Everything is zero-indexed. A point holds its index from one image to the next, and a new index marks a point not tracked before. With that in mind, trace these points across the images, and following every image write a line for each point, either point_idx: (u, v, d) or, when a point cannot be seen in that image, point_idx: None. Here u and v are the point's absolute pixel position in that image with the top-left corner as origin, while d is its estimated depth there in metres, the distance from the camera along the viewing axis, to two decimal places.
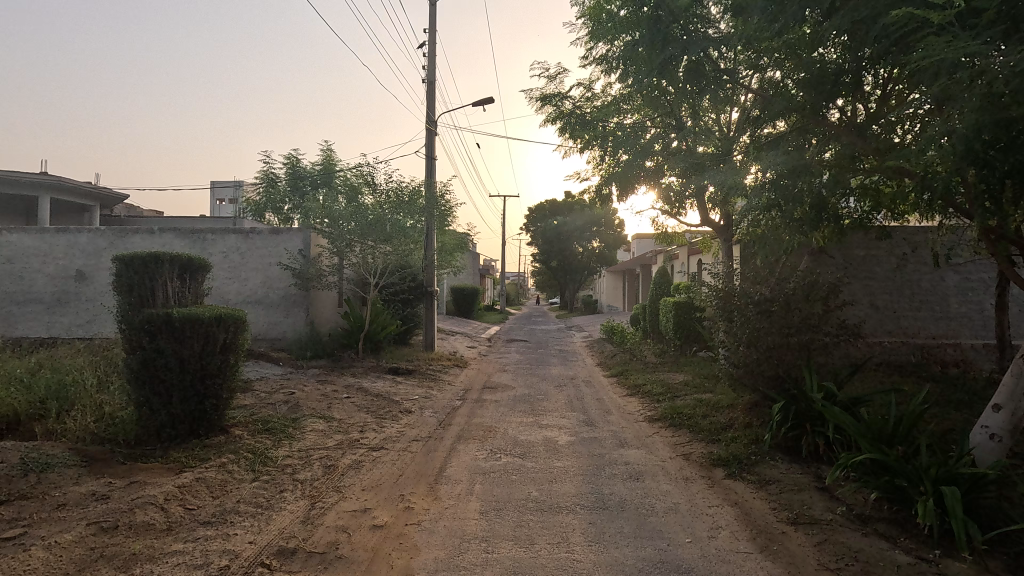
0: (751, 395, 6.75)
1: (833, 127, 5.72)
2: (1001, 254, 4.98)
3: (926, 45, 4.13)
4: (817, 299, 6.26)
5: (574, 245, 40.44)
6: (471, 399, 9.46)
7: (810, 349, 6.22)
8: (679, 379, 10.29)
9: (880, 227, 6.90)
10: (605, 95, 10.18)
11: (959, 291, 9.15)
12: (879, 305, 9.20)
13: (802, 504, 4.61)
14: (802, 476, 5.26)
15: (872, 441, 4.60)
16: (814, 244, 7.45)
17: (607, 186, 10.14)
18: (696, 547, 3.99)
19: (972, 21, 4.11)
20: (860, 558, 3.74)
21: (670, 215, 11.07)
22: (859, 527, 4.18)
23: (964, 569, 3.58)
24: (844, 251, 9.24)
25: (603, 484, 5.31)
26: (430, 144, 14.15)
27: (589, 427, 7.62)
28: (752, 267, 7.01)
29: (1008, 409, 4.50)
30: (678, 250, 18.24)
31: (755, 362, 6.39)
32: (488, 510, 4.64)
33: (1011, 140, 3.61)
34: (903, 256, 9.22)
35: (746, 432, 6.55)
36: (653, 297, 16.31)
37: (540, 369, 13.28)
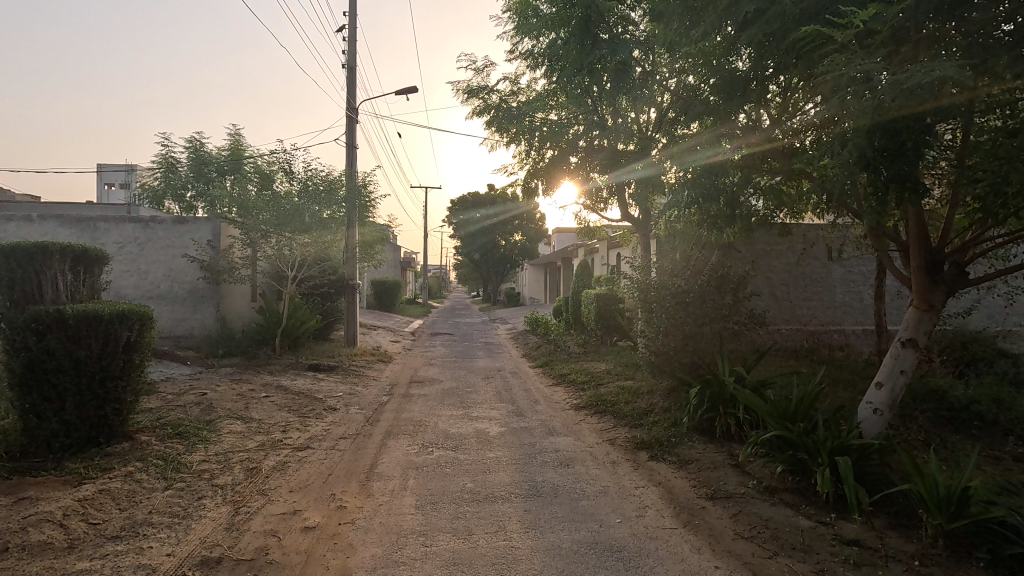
0: (669, 380, 7.18)
1: (742, 130, 6.22)
2: (883, 249, 5.58)
3: (828, 61, 4.48)
4: (727, 290, 6.79)
5: (497, 238, 40.70)
6: (398, 394, 9.29)
7: (722, 336, 6.74)
8: (602, 368, 10.70)
9: (782, 225, 7.52)
10: (531, 89, 10.29)
11: (844, 283, 10.19)
12: (778, 295, 10.07)
13: (719, 481, 4.99)
14: (716, 455, 5.66)
15: (778, 418, 5.04)
16: (724, 240, 7.99)
17: (533, 180, 10.31)
18: (627, 527, 4.21)
19: (867, 41, 4.53)
20: (770, 526, 4.11)
21: (593, 210, 11.43)
22: (767, 498, 4.58)
23: (855, 528, 4.03)
24: (750, 246, 10.00)
25: (536, 472, 5.45)
26: (350, 132, 13.66)
27: (519, 417, 7.75)
28: (670, 260, 7.47)
29: (887, 386, 5.12)
30: (598, 244, 18.94)
31: (673, 350, 6.85)
32: (423, 503, 4.62)
33: (896, 149, 4.06)
34: (799, 251, 10.10)
35: (666, 416, 6.96)
36: (576, 288, 16.80)
37: (467, 361, 13.29)
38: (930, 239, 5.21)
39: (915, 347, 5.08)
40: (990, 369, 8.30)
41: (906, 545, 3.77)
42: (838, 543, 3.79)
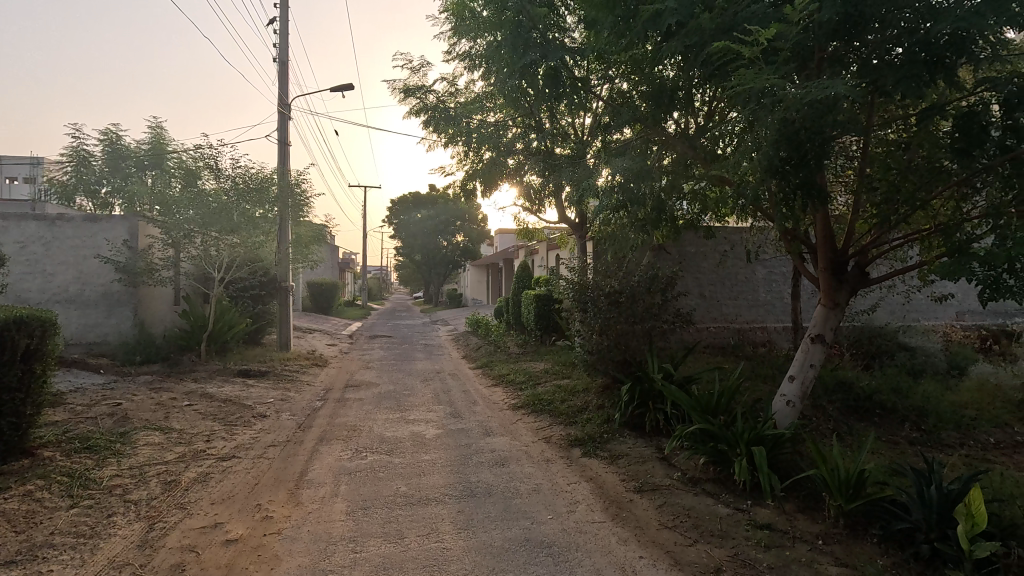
0: (603, 378, 7.39)
1: (669, 137, 6.52)
2: (796, 251, 5.96)
3: (739, 75, 4.64)
4: (656, 291, 7.06)
5: (439, 239, 40.32)
6: (333, 399, 9.06)
7: (652, 335, 7.02)
8: (540, 367, 10.86)
9: (707, 228, 7.92)
10: (469, 91, 10.29)
11: (766, 282, 10.79)
12: (706, 295, 10.57)
13: (646, 474, 5.19)
14: (645, 449, 5.88)
15: (701, 412, 5.29)
16: (654, 242, 8.31)
17: (471, 181, 10.34)
18: (558, 522, 4.31)
19: (773, 58, 4.75)
20: (691, 515, 4.31)
21: (531, 213, 11.60)
22: (691, 489, 4.80)
23: (769, 513, 4.29)
24: (679, 248, 10.45)
25: (471, 472, 5.47)
26: (282, 128, 13.17)
27: (456, 418, 7.74)
28: (604, 262, 7.70)
29: (799, 379, 5.49)
30: (538, 246, 19.16)
31: (607, 348, 7.06)
32: (354, 509, 4.54)
33: (801, 158, 4.35)
34: (724, 252, 10.63)
35: (599, 413, 7.15)
36: (516, 289, 16.94)
37: (405, 364, 13.10)
38: (835, 241, 5.62)
39: (823, 342, 5.48)
40: (892, 361, 9.05)
41: (812, 526, 4.05)
42: (752, 528, 4.04)
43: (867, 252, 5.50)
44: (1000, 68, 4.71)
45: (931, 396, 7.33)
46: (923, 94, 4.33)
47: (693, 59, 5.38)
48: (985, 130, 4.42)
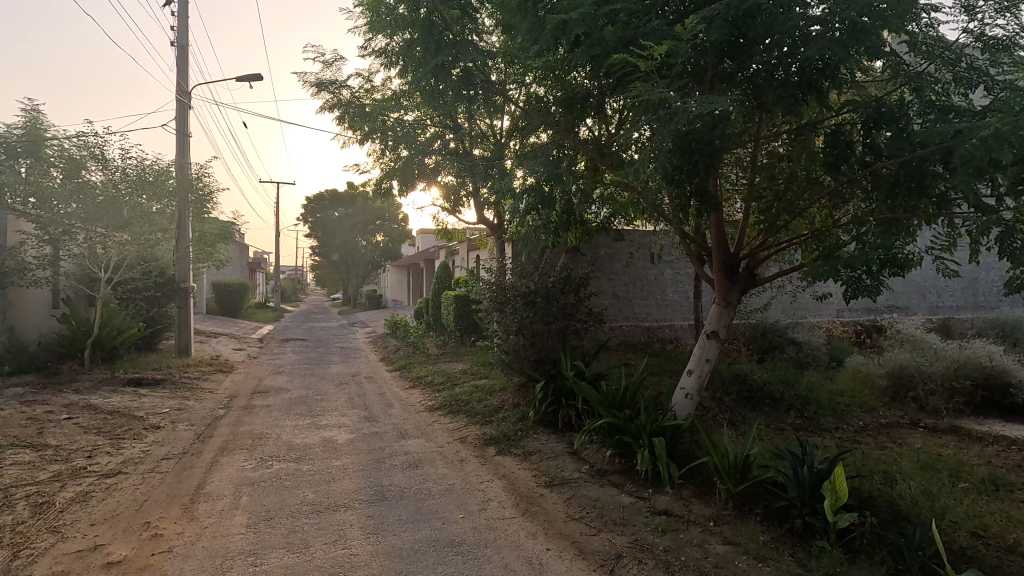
0: (519, 377, 7.52)
1: (580, 142, 6.75)
2: (694, 253, 6.38)
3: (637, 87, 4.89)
4: (569, 291, 7.29)
5: (358, 238, 39.10)
6: (237, 406, 8.56)
7: (566, 334, 7.24)
8: (458, 368, 10.86)
9: (618, 230, 8.29)
10: (385, 88, 10.12)
11: (673, 282, 11.44)
12: (618, 295, 11.03)
13: (557, 469, 5.35)
14: (557, 444, 6.05)
15: (609, 407, 5.53)
16: (569, 243, 8.57)
17: (387, 180, 10.16)
18: (469, 521, 4.34)
19: (668, 71, 5.04)
20: (597, 505, 4.50)
21: (449, 213, 11.57)
22: (598, 481, 5.01)
23: (668, 500, 4.56)
24: (593, 250, 10.85)
25: (383, 476, 5.39)
26: (181, 117, 12.28)
27: (370, 422, 7.58)
28: (520, 263, 7.84)
29: (697, 373, 5.88)
30: (458, 246, 19.13)
31: (522, 348, 7.20)
32: (256, 521, 4.33)
33: (694, 167, 4.67)
34: (634, 253, 11.15)
35: (514, 411, 7.28)
36: (436, 290, 16.81)
37: (319, 368, 12.62)
38: (728, 244, 6.06)
39: (717, 338, 5.90)
40: (782, 355, 9.94)
41: (705, 509, 4.36)
42: (652, 514, 4.28)
43: (755, 255, 5.99)
44: (863, 90, 5.27)
45: (812, 385, 8.10)
46: (798, 111, 4.78)
47: (599, 69, 5.62)
48: (849, 147, 4.95)
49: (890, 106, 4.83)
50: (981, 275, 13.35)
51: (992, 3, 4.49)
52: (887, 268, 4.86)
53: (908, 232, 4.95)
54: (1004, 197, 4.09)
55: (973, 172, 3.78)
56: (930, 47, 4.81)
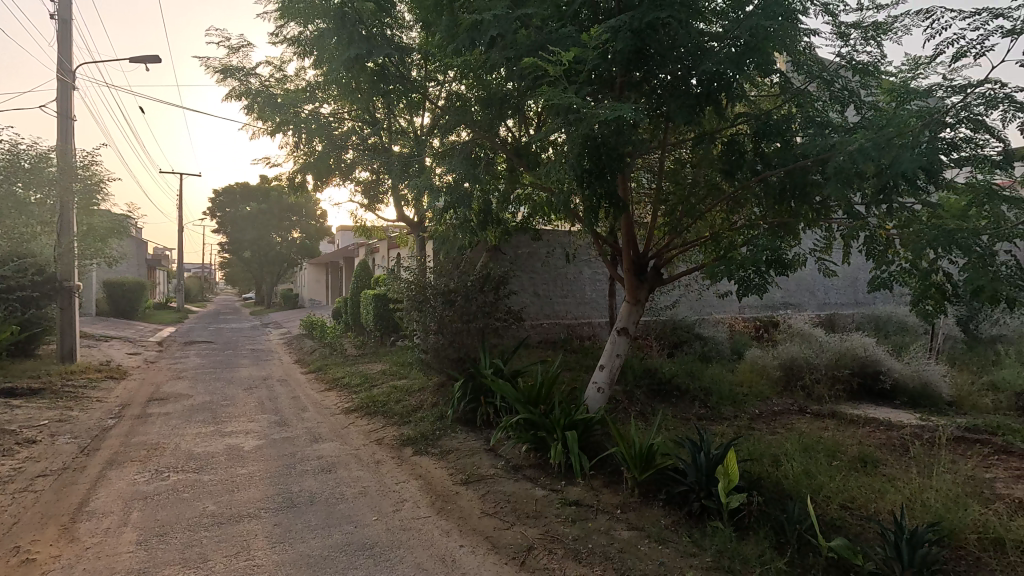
0: (438, 376, 7.48)
1: (498, 142, 6.81)
2: (607, 253, 6.65)
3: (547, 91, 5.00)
4: (488, 290, 7.37)
5: (272, 234, 37.13)
6: (130, 415, 7.89)
7: (485, 332, 7.29)
8: (377, 369, 10.63)
9: (537, 230, 8.44)
10: (299, 78, 9.68)
11: (591, 281, 11.83)
12: (539, 293, 11.25)
13: (473, 466, 5.39)
14: (474, 442, 6.09)
15: (525, 403, 5.64)
16: (489, 242, 8.63)
17: (301, 174, 9.74)
18: (382, 523, 4.28)
19: (577, 77, 5.20)
20: (511, 500, 4.59)
21: (368, 210, 11.28)
22: (513, 476, 5.10)
23: (579, 490, 4.73)
24: (513, 249, 10.99)
25: (293, 482, 5.18)
26: (64, 98, 11.11)
27: (281, 427, 7.26)
28: (440, 262, 7.80)
29: (608, 368, 6.13)
30: (379, 244, 18.69)
31: (441, 347, 7.17)
32: (148, 537, 4.02)
33: (600, 170, 4.86)
34: (554, 253, 11.41)
35: (433, 411, 7.24)
36: (355, 289, 16.32)
37: (226, 372, 11.88)
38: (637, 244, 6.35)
39: (627, 334, 6.19)
40: (689, 349, 10.58)
41: (613, 497, 4.57)
42: (563, 505, 4.42)
43: (662, 255, 6.33)
44: (755, 105, 5.72)
45: (715, 377, 8.68)
46: (697, 121, 5.13)
47: (512, 71, 5.72)
48: (742, 156, 5.36)
49: (776, 120, 5.30)
50: (859, 274, 14.89)
51: (860, 32, 5.02)
52: (772, 268, 5.22)
53: (793, 235, 5.40)
54: (869, 205, 4.59)
55: (842, 181, 4.21)
56: (809, 68, 5.29)
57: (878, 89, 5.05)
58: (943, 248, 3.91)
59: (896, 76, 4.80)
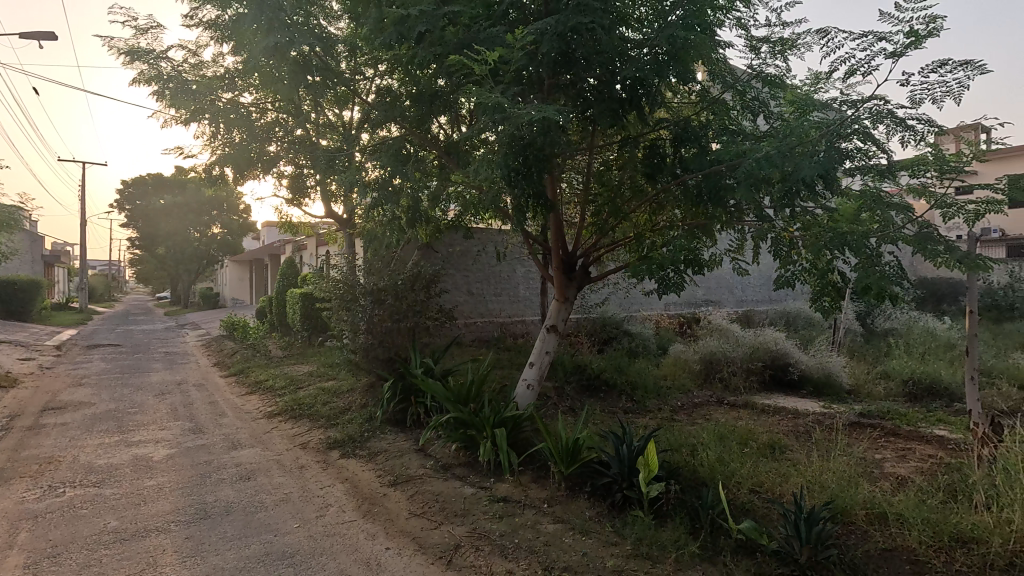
0: (366, 377, 7.31)
1: (427, 139, 6.72)
2: (536, 252, 6.73)
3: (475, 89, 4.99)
4: (419, 288, 7.29)
5: (190, 229, 34.85)
6: (20, 427, 7.17)
7: (415, 331, 7.19)
8: (304, 370, 10.23)
9: (469, 228, 8.42)
10: (216, 65, 9.13)
11: (525, 280, 11.96)
12: (472, 292, 11.25)
13: (401, 466, 5.32)
14: (404, 442, 6.00)
15: (455, 402, 5.62)
16: (420, 239, 8.52)
17: (220, 167, 9.20)
18: (304, 530, 4.14)
19: (503, 76, 5.23)
20: (439, 499, 4.57)
21: (293, 205, 10.83)
22: (442, 475, 5.07)
23: (507, 487, 4.77)
24: (446, 247, 10.92)
25: (208, 492, 4.90)
26: None
27: (196, 434, 6.84)
28: (369, 260, 7.61)
29: (537, 365, 6.21)
30: (307, 241, 18.00)
31: (370, 347, 7.01)
32: (37, 560, 3.68)
33: (527, 169, 4.94)
34: (486, 251, 11.44)
35: (361, 412, 7.07)
36: (280, 287, 15.62)
37: (135, 377, 11.04)
38: (565, 243, 6.48)
39: (556, 331, 6.31)
40: (618, 345, 10.92)
41: (541, 492, 4.64)
42: (491, 502, 4.44)
43: (589, 254, 6.49)
44: (675, 111, 5.98)
45: (641, 372, 9.01)
46: (621, 124, 5.28)
47: (440, 69, 5.69)
48: (662, 160, 5.61)
49: (694, 127, 5.58)
50: (772, 272, 15.96)
51: (769, 47, 5.37)
52: (689, 267, 5.50)
53: (709, 236, 5.70)
54: (775, 208, 4.93)
55: (751, 184, 4.49)
56: (723, 78, 5.60)
57: (783, 100, 5.43)
58: (837, 250, 4.27)
59: (800, 90, 5.18)
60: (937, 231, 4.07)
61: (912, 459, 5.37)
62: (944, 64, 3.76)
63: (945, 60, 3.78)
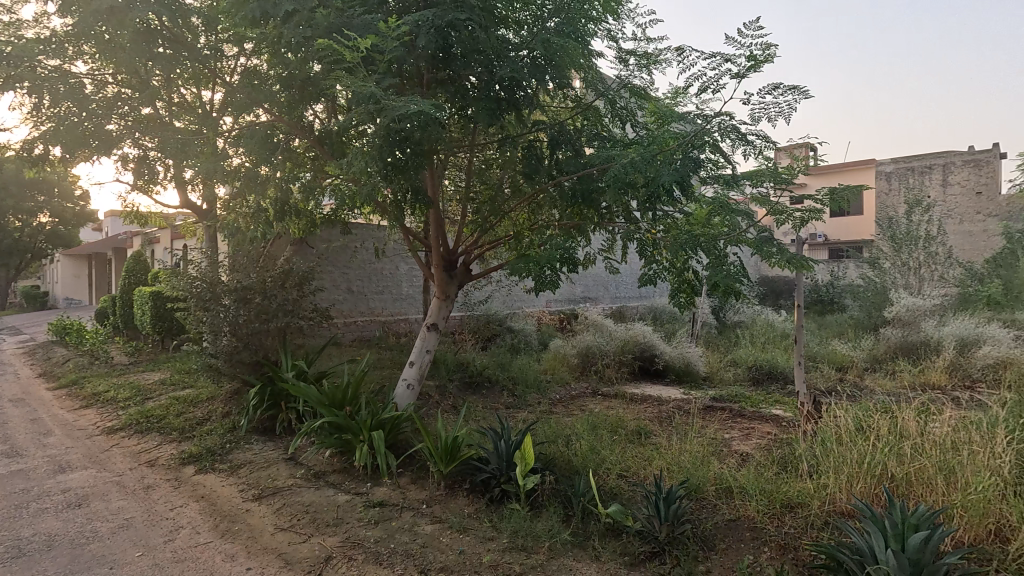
0: (230, 383, 6.70)
1: (298, 127, 6.29)
2: (415, 249, 6.60)
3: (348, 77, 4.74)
4: (291, 286, 6.78)
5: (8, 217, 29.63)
6: None
7: (286, 332, 6.71)
8: (155, 378, 9.13)
9: (347, 223, 8.04)
10: (38, 26, 7.80)
11: (408, 277, 11.74)
12: (352, 290, 10.78)
13: (268, 478, 4.94)
14: (271, 452, 5.58)
15: (329, 406, 5.34)
16: (293, 234, 7.98)
17: (43, 145, 7.88)
18: (148, 558, 3.68)
19: (378, 67, 5.04)
20: (309, 510, 4.31)
21: (142, 193, 9.60)
22: (313, 484, 4.79)
23: (384, 490, 4.63)
24: (322, 242, 10.35)
25: (23, 525, 4.18)
26: None
27: (11, 458, 5.81)
28: (232, 255, 6.97)
29: (417, 364, 6.10)
30: (161, 234, 16.13)
31: (234, 350, 6.43)
32: None
33: (405, 163, 4.84)
34: (366, 248, 11.05)
35: (222, 422, 6.46)
36: (127, 286, 13.82)
37: None
38: (446, 240, 6.43)
39: (436, 330, 6.24)
40: (500, 342, 11.11)
41: (420, 493, 4.56)
42: (366, 508, 4.28)
43: (470, 252, 6.50)
44: (552, 114, 6.17)
45: (522, 367, 9.24)
46: (499, 123, 5.33)
47: (308, 55, 5.41)
48: (540, 161, 5.77)
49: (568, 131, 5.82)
50: (640, 270, 17.22)
51: (636, 60, 5.73)
52: (563, 266, 5.73)
53: (583, 235, 5.96)
54: (640, 212, 5.32)
55: (619, 187, 4.77)
56: (596, 86, 5.89)
57: (647, 110, 5.84)
58: (691, 251, 4.70)
59: (662, 102, 5.59)
60: (772, 235, 4.60)
61: (754, 436, 6.07)
62: (776, 87, 4.25)
63: (777, 84, 4.26)
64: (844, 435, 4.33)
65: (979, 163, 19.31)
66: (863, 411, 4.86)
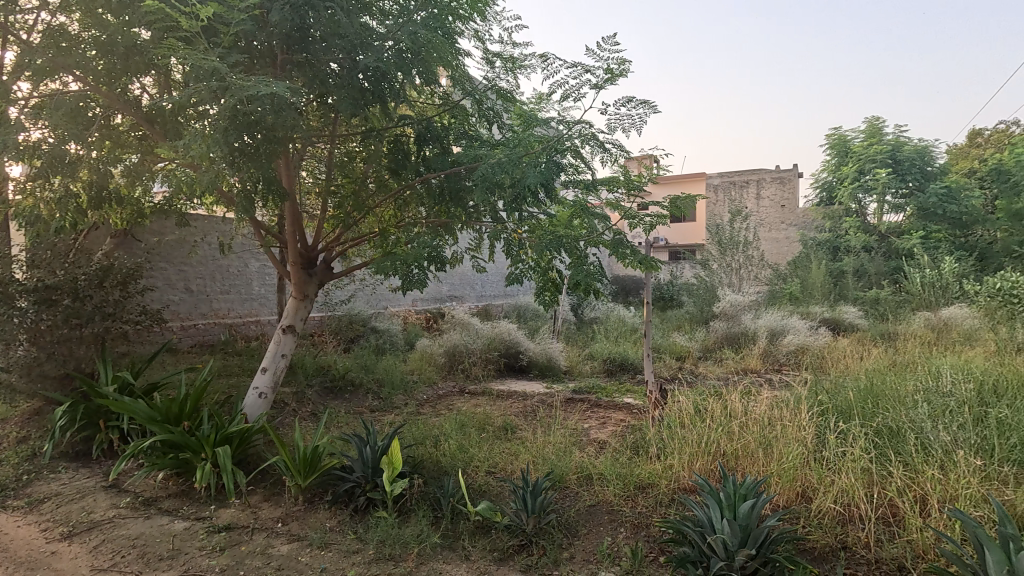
0: (28, 402, 5.58)
1: (121, 101, 5.43)
2: (267, 245, 6.05)
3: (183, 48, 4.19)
4: (112, 286, 5.80)
5: None
6: None
7: (106, 339, 5.73)
8: None
9: (185, 214, 7.12)
10: None
11: (259, 275, 10.80)
12: (191, 289, 9.59)
13: (82, 511, 4.20)
14: (86, 480, 4.76)
15: (161, 422, 4.67)
16: (115, 225, 6.89)
17: None
18: None
19: (222, 41, 4.52)
20: (137, 544, 3.74)
21: None
22: (142, 512, 4.17)
23: (232, 512, 4.18)
24: (153, 235, 9.09)
25: None
26: None
27: None
28: (31, 249, 5.81)
29: (271, 369, 5.61)
30: None
31: (33, 362, 5.36)
32: None
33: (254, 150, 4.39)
34: (208, 243, 9.95)
35: (18, 449, 5.36)
36: None
37: None
38: (304, 235, 5.99)
39: (292, 332, 5.79)
40: (364, 343, 10.68)
41: (274, 511, 4.19)
42: (210, 534, 3.83)
43: (331, 248, 6.13)
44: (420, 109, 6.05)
45: (387, 368, 8.97)
46: (363, 114, 5.08)
47: (133, 18, 4.68)
48: (406, 157, 5.63)
49: (435, 128, 5.75)
50: (505, 270, 17.70)
51: (502, 62, 5.83)
52: (431, 264, 5.63)
53: (450, 234, 5.92)
54: (507, 211, 5.41)
55: (486, 187, 4.81)
56: (463, 85, 5.89)
57: (513, 113, 5.97)
58: (554, 250, 4.88)
59: (527, 106, 5.75)
60: (625, 237, 4.95)
61: (609, 425, 6.52)
62: (630, 100, 4.59)
63: (630, 97, 4.60)
64: (685, 419, 4.83)
65: (782, 180, 22.80)
66: (699, 395, 5.46)
